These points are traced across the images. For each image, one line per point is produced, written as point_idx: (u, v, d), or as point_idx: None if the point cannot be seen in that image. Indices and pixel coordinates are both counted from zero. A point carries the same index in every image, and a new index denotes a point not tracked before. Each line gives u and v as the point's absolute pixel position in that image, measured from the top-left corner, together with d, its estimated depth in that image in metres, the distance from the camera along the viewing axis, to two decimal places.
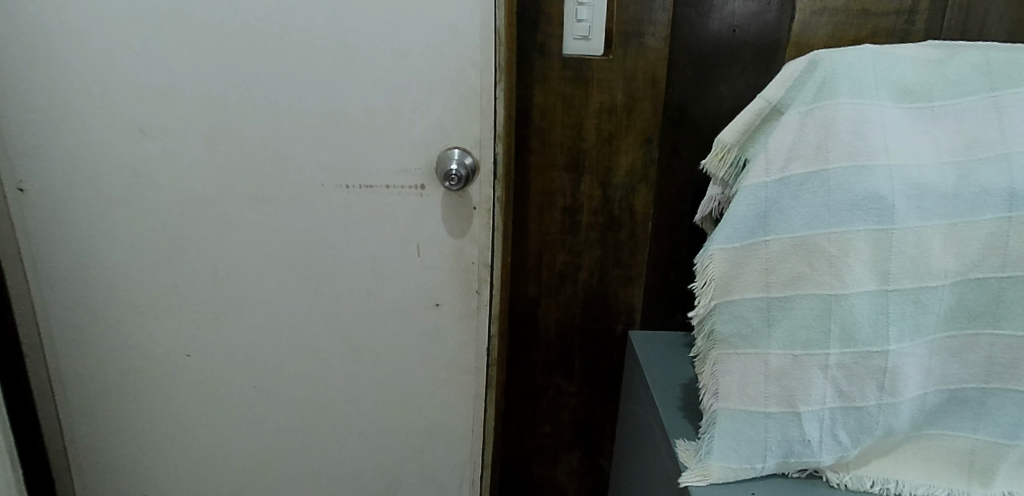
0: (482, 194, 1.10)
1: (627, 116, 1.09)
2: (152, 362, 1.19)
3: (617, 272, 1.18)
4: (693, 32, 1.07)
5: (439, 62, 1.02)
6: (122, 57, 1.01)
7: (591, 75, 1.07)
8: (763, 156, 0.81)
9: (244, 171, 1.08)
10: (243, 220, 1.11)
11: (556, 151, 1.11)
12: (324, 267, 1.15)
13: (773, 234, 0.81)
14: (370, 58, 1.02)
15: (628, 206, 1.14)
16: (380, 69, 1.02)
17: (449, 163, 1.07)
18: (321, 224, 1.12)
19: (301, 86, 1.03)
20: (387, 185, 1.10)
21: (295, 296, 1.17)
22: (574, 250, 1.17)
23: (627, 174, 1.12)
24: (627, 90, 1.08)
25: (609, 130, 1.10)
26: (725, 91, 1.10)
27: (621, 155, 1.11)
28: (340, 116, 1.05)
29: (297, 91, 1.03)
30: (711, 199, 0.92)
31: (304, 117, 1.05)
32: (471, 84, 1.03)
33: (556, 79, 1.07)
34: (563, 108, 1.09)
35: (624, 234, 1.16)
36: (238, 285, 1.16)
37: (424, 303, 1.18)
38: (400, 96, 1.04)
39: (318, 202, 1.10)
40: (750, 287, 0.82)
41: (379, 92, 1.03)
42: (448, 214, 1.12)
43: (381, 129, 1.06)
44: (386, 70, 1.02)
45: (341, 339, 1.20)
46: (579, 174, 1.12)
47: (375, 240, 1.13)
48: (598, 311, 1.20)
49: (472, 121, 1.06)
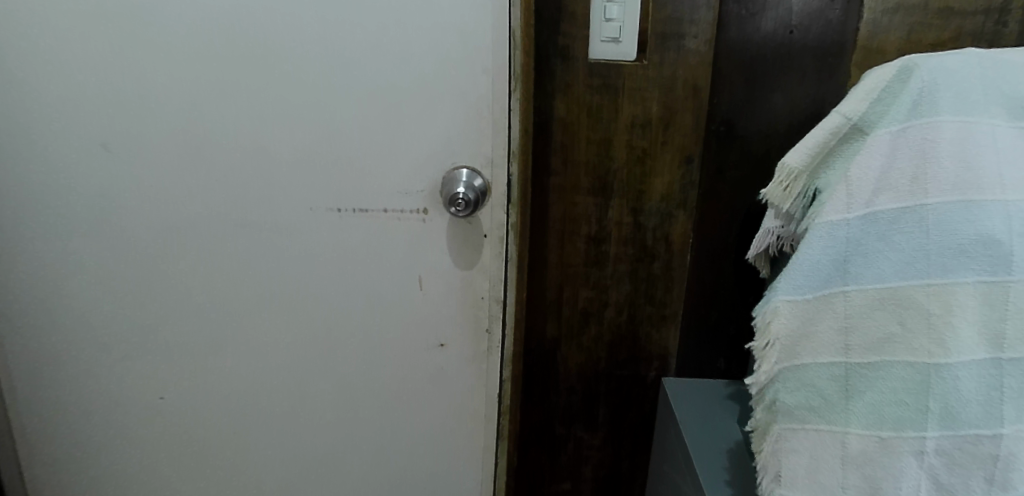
0: (494, 220, 0.95)
1: (664, 131, 0.93)
2: (123, 406, 1.05)
3: (649, 311, 1.02)
4: (743, 34, 0.91)
5: (444, 66, 0.87)
6: (80, 62, 0.88)
7: (621, 83, 0.91)
8: (842, 187, 0.65)
9: (222, 194, 0.94)
10: (223, 248, 0.97)
11: (580, 172, 0.95)
12: (315, 302, 1.00)
13: (855, 284, 0.65)
14: (367, 61, 0.87)
15: (664, 235, 0.98)
16: (377, 74, 0.87)
17: (455, 185, 0.92)
18: (311, 254, 0.98)
19: (285, 94, 0.89)
20: (385, 209, 0.95)
21: (283, 335, 1.02)
22: (599, 286, 1.00)
23: (662, 199, 0.96)
24: (664, 102, 0.92)
25: (643, 148, 0.94)
26: (780, 103, 0.93)
27: (656, 176, 0.95)
28: (331, 130, 0.90)
29: (281, 101, 0.89)
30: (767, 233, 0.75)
31: (289, 131, 0.91)
32: (482, 93, 0.88)
33: (580, 87, 0.92)
34: (589, 122, 0.93)
35: (658, 267, 1.00)
36: (218, 320, 1.01)
37: (428, 343, 1.03)
38: (401, 107, 0.89)
39: (306, 228, 0.96)
40: (824, 349, 0.66)
41: (376, 101, 0.89)
42: (455, 244, 0.97)
43: (379, 145, 0.91)
44: (385, 76, 0.87)
45: (333, 382, 1.05)
46: (606, 197, 0.96)
47: (372, 272, 0.99)
48: (627, 355, 1.04)
49: (484, 137, 0.91)
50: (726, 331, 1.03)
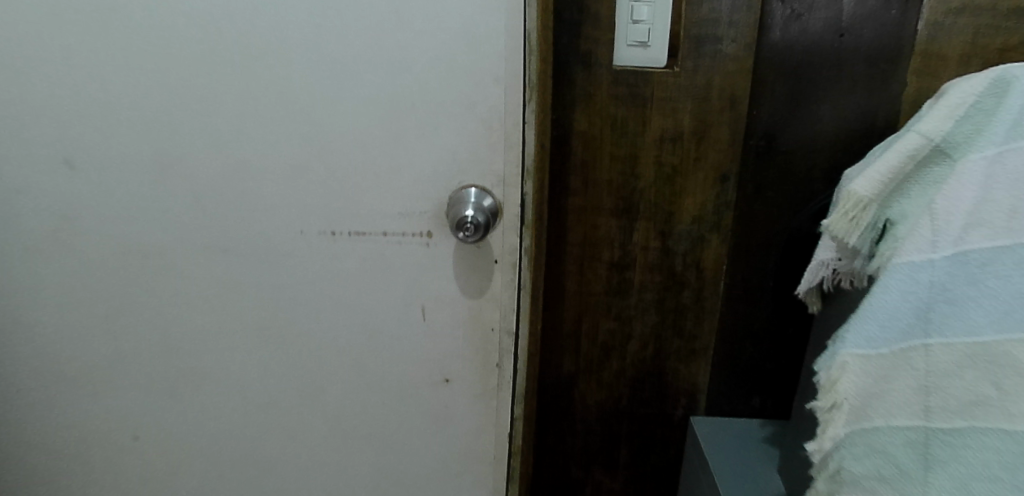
0: (506, 245, 0.85)
1: (697, 145, 0.83)
2: (94, 447, 0.96)
3: (677, 345, 0.92)
4: (788, 37, 0.80)
5: (451, 73, 0.77)
6: (38, 68, 0.77)
7: (649, 93, 0.81)
8: (925, 220, 0.56)
9: (200, 215, 0.84)
10: (202, 275, 0.87)
11: (602, 192, 0.85)
12: (306, 334, 0.90)
13: (939, 336, 0.55)
14: (363, 68, 0.77)
15: (694, 261, 0.88)
16: (376, 83, 0.77)
17: (462, 207, 0.81)
18: (302, 281, 0.88)
19: (271, 104, 0.78)
20: (385, 232, 0.85)
21: (269, 369, 0.92)
22: (622, 317, 0.90)
23: (693, 221, 0.86)
24: (697, 114, 0.82)
25: (673, 165, 0.84)
26: (828, 115, 0.83)
27: (687, 196, 0.85)
28: (324, 145, 0.80)
29: (266, 113, 0.79)
30: (820, 265, 0.67)
31: (276, 146, 0.80)
32: (492, 105, 0.78)
33: (603, 98, 0.82)
34: (612, 136, 0.83)
35: (687, 296, 0.90)
36: (197, 353, 0.91)
37: (431, 378, 0.93)
38: (401, 119, 0.79)
39: (296, 252, 0.86)
40: (900, 411, 0.56)
41: (374, 113, 0.79)
42: (461, 270, 0.87)
43: (377, 162, 0.81)
44: (384, 85, 0.77)
45: (325, 420, 0.95)
46: (631, 219, 0.86)
47: (369, 301, 0.89)
48: (652, 392, 0.94)
49: (494, 153, 0.80)
50: (763, 367, 0.92)
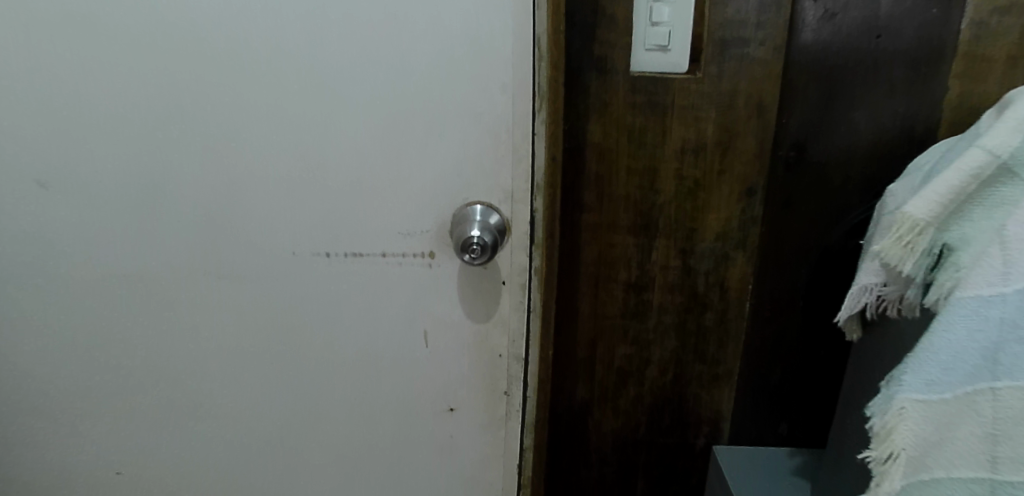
0: (515, 264, 0.79)
1: (721, 156, 0.77)
2: (75, 483, 0.90)
3: (699, 370, 0.86)
4: (820, 39, 0.73)
5: (454, 82, 0.70)
6: (6, 80, 0.71)
7: (670, 100, 0.75)
8: (996, 250, 0.49)
9: (184, 237, 0.78)
10: (187, 300, 0.81)
11: (619, 208, 0.79)
12: (300, 362, 0.84)
13: (1011, 380, 0.48)
14: (358, 78, 0.70)
15: (718, 281, 0.82)
16: (372, 94, 0.71)
17: (468, 225, 0.75)
18: (295, 306, 0.81)
19: (258, 118, 0.72)
20: (384, 253, 0.79)
21: (260, 399, 0.86)
22: (640, 341, 0.84)
23: (717, 238, 0.80)
24: (721, 123, 0.76)
25: (696, 178, 0.78)
26: (863, 123, 0.76)
27: (710, 212, 0.79)
28: (316, 161, 0.74)
29: (254, 127, 0.72)
30: (866, 290, 0.60)
31: (265, 163, 0.74)
32: (500, 115, 0.72)
33: (620, 106, 0.75)
34: (629, 148, 0.77)
35: (710, 319, 0.83)
36: (182, 383, 0.85)
37: (434, 407, 0.87)
38: (401, 133, 0.73)
39: (288, 275, 0.80)
40: (965, 462, 0.50)
41: (371, 126, 0.72)
42: (467, 292, 0.81)
43: (376, 178, 0.75)
44: (382, 95, 0.71)
45: (322, 452, 0.89)
46: (650, 237, 0.80)
47: (367, 326, 0.82)
48: (672, 420, 0.88)
49: (502, 167, 0.74)
50: (792, 394, 0.85)
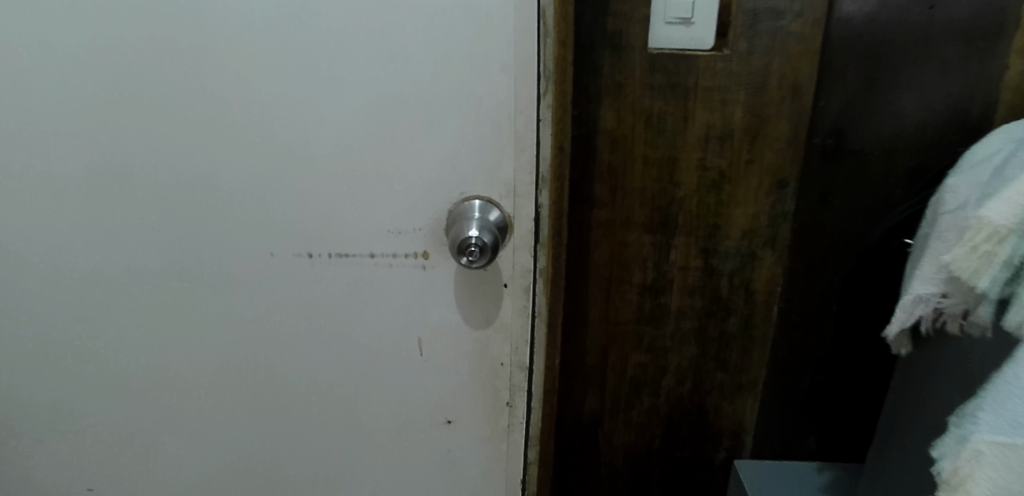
0: (517, 266, 0.65)
1: (751, 143, 0.68)
2: None
3: (721, 379, 0.78)
4: (864, 11, 0.64)
5: (447, 62, 0.57)
6: None
7: (692, 82, 0.66)
8: None
9: (110, 243, 0.63)
10: (119, 317, 0.66)
11: (634, 203, 0.71)
12: (275, 382, 0.70)
13: None
14: (328, 60, 0.56)
15: (744, 282, 0.74)
16: (346, 82, 0.57)
17: (464, 221, 0.62)
18: (265, 322, 0.67)
19: (207, 110, 0.58)
20: (371, 253, 0.65)
21: (215, 428, 0.72)
22: (655, 348, 0.76)
23: (744, 236, 0.72)
24: (751, 106, 0.67)
25: (721, 169, 0.69)
26: (912, 108, 0.66)
27: (736, 207, 0.70)
28: (280, 163, 0.60)
29: (202, 122, 0.58)
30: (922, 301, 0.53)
31: (216, 162, 0.60)
32: (500, 100, 0.58)
33: (636, 88, 0.66)
34: (646, 136, 0.68)
35: (733, 324, 0.76)
36: (121, 413, 0.71)
37: (422, 433, 0.73)
38: (383, 127, 0.59)
39: (256, 288, 0.65)
40: None
41: (346, 120, 0.58)
42: (464, 296, 0.67)
43: (355, 178, 0.61)
44: (356, 83, 0.57)
45: (292, 487, 0.75)
46: (668, 235, 0.72)
47: (339, 339, 0.68)
48: (689, 433, 0.80)
49: (500, 156, 0.61)
50: (826, 407, 0.77)
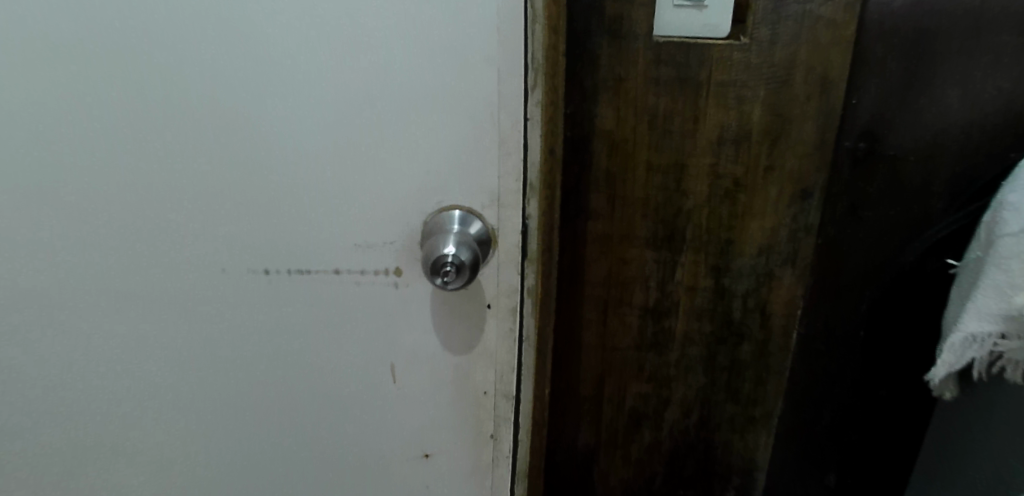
0: (503, 286, 0.54)
1: (770, 147, 0.59)
2: None
3: (731, 411, 0.69)
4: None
5: (422, 57, 0.48)
6: None
7: (703, 75, 0.57)
8: None
9: (42, 260, 0.54)
10: (50, 344, 0.56)
11: (635, 214, 0.61)
12: (234, 420, 0.59)
13: None
14: (286, 67, 0.48)
15: (759, 305, 0.65)
16: (305, 83, 0.49)
17: (442, 235, 0.51)
18: (223, 344, 0.56)
19: (149, 116, 0.50)
20: (337, 270, 0.54)
21: (154, 474, 0.60)
22: (658, 377, 0.68)
23: (760, 253, 0.63)
24: (772, 105, 0.58)
25: (735, 177, 0.60)
26: (961, 106, 0.56)
27: (753, 220, 0.61)
28: (234, 176, 0.51)
29: (144, 131, 0.50)
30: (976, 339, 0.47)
31: (163, 174, 0.51)
32: (482, 96, 0.49)
33: (639, 83, 0.57)
34: (650, 138, 0.59)
35: (746, 352, 0.67)
36: (50, 454, 0.60)
37: (394, 473, 0.60)
38: (350, 133, 0.50)
39: (210, 308, 0.55)
40: None
41: (307, 125, 0.50)
42: (445, 316, 0.55)
43: (318, 190, 0.52)
44: (316, 83, 0.49)
45: None
46: (673, 251, 0.63)
47: (295, 364, 0.57)
48: (695, 470, 0.72)
49: (486, 160, 0.51)
50: (854, 450, 0.68)
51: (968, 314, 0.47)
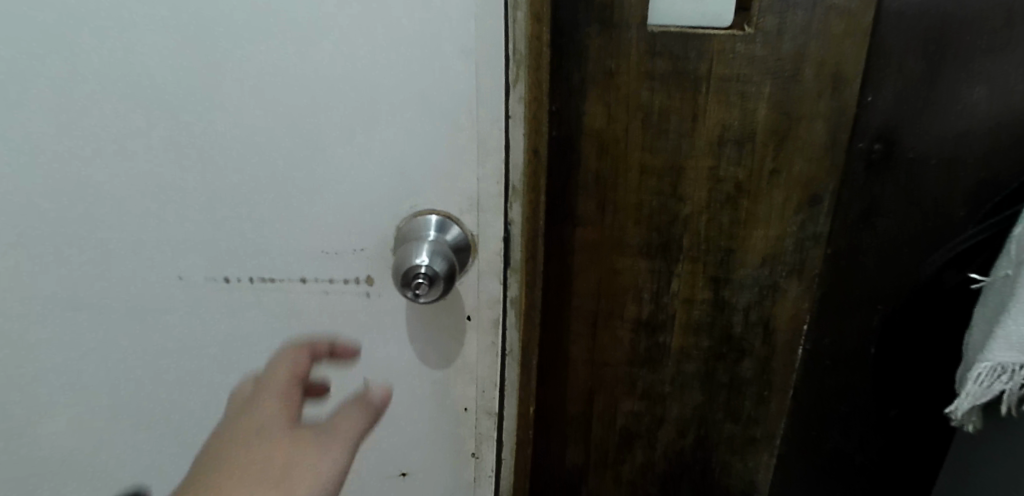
0: (484, 296, 0.47)
1: (776, 149, 0.54)
2: None
3: (730, 430, 0.65)
4: None
5: (374, 31, 0.39)
6: None
7: (702, 70, 0.51)
8: None
9: None
10: None
11: (627, 221, 0.56)
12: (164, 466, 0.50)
13: None
14: (223, 25, 0.39)
15: (762, 319, 0.60)
16: (228, 58, 0.39)
17: (414, 241, 0.44)
18: (156, 377, 0.48)
19: (40, 108, 0.40)
20: (302, 278, 0.46)
21: None
22: (652, 395, 0.63)
23: (764, 263, 0.58)
24: (779, 102, 0.52)
25: (737, 181, 0.55)
26: (988, 105, 0.51)
27: (756, 228, 0.56)
28: (154, 176, 0.42)
29: (37, 125, 0.41)
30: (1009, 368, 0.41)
31: (67, 163, 0.41)
32: (456, 88, 0.41)
33: (632, 77, 0.52)
34: (643, 138, 0.53)
35: (747, 369, 0.62)
36: None
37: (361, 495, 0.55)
38: (292, 123, 0.41)
39: (143, 334, 0.47)
40: None
41: (238, 115, 0.41)
42: (418, 331, 0.48)
43: (257, 192, 0.43)
44: (240, 60, 0.39)
45: None
46: (669, 261, 0.57)
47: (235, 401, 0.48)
48: (691, 490, 0.67)
49: (462, 164, 0.43)
50: (866, 474, 0.64)
51: (999, 335, 0.42)
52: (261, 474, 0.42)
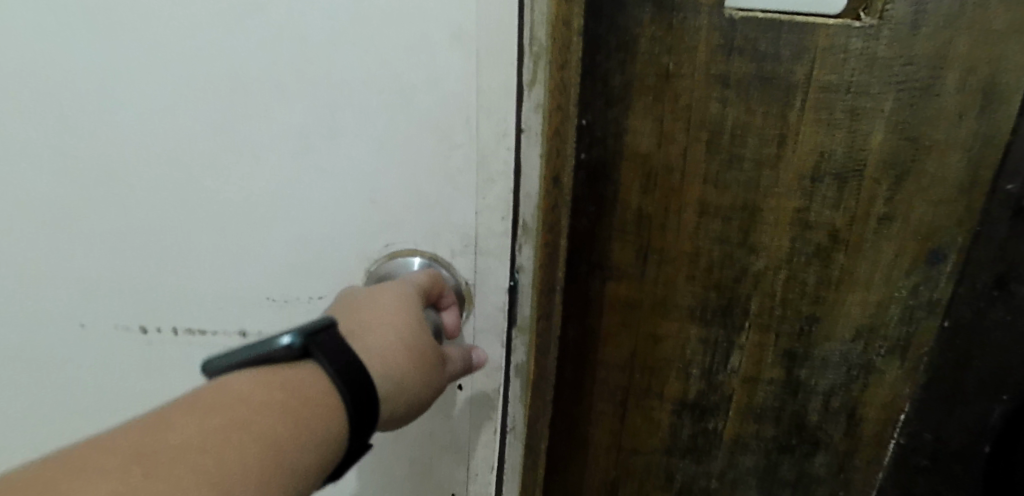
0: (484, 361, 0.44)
1: (892, 191, 0.39)
2: None
3: None
4: None
5: (423, 115, 0.36)
6: None
7: (796, 78, 0.36)
8: None
9: None
10: None
11: (677, 275, 0.42)
12: None
13: None
14: (262, 134, 0.37)
15: (846, 406, 0.45)
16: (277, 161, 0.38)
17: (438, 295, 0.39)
18: None
19: (143, 239, 0.40)
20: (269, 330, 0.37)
21: None
22: (694, 490, 0.49)
23: (857, 337, 0.43)
24: (903, 128, 0.37)
25: (832, 231, 0.40)
26: None
27: (851, 294, 0.42)
28: (145, 222, 0.40)
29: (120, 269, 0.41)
30: None
31: (150, 297, 0.42)
32: (449, 93, 0.35)
33: (697, 85, 0.37)
34: (706, 168, 0.39)
35: (820, 466, 0.48)
36: None
37: None
38: (276, 173, 0.38)
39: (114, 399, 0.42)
40: None
41: (223, 164, 0.38)
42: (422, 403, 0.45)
43: (245, 241, 0.40)
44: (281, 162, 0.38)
45: None
46: (730, 329, 0.43)
47: None
48: None
49: (461, 189, 0.38)
50: None
51: None
52: (408, 359, 0.32)
